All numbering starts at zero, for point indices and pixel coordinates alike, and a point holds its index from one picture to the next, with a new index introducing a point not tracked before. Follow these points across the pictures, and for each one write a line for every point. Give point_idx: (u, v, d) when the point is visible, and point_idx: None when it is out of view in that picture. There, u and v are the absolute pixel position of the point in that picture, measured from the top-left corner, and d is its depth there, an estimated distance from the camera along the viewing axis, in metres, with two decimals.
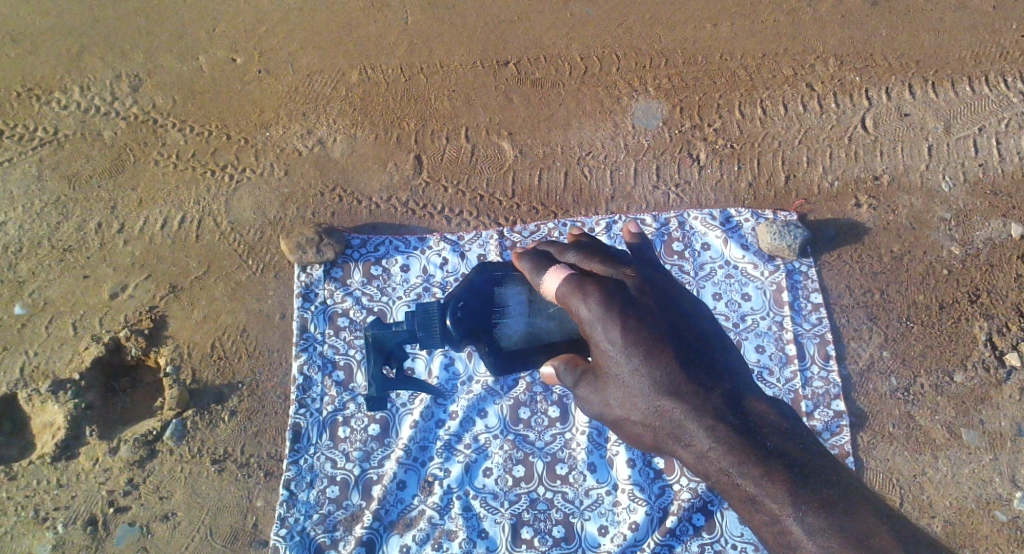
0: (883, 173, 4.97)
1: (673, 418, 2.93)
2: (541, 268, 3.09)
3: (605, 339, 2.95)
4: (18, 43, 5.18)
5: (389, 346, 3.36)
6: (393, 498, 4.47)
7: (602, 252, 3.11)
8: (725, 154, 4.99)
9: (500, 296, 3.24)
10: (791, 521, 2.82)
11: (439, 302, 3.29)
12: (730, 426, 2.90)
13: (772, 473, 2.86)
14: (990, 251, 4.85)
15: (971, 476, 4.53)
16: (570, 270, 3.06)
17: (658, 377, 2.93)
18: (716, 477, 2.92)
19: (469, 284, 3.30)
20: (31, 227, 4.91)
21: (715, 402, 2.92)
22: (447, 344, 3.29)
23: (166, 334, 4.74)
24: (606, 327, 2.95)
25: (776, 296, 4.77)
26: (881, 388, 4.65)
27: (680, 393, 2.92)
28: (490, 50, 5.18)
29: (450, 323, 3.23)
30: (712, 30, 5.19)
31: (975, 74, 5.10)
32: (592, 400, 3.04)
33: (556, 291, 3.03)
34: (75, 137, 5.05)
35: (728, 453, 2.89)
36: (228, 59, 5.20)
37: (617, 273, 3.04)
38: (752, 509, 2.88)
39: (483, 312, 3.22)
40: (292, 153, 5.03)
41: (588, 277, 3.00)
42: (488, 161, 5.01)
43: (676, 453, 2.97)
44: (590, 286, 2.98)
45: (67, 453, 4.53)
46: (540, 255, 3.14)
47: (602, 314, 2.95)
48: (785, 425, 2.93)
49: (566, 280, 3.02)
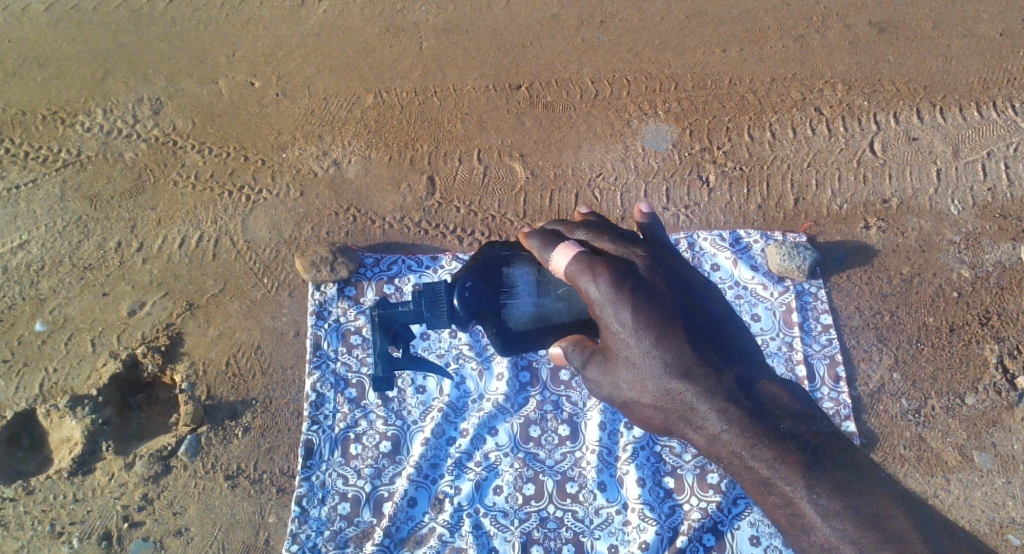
0: (892, 197, 5.01)
1: (684, 401, 3.04)
2: (549, 246, 3.23)
3: (615, 321, 3.05)
4: (44, 67, 5.33)
5: (394, 327, 3.43)
6: (404, 515, 4.50)
7: (611, 232, 3.22)
8: (734, 177, 5.05)
9: (510, 275, 3.45)
10: (803, 503, 2.91)
11: (445, 283, 3.44)
12: (741, 408, 3.02)
13: (784, 453, 2.96)
14: (1001, 274, 4.87)
15: (984, 499, 4.51)
16: (580, 248, 3.17)
17: (670, 359, 3.03)
18: (727, 459, 3.03)
19: (477, 264, 3.48)
20: (53, 246, 5.02)
21: (726, 384, 3.03)
22: (453, 323, 3.45)
23: (182, 351, 4.81)
24: (616, 308, 3.04)
25: (786, 317, 4.79)
26: (891, 410, 4.65)
27: (690, 376, 3.03)
28: (503, 75, 5.28)
29: (459, 303, 3.40)
30: (721, 55, 5.28)
31: (982, 99, 5.15)
32: (600, 383, 3.16)
33: (565, 269, 3.15)
34: (98, 159, 5.17)
35: (739, 434, 3.00)
36: (246, 83, 5.32)
37: (626, 252, 3.15)
38: (765, 491, 2.98)
39: (492, 292, 3.44)
40: (308, 174, 5.13)
41: (597, 257, 3.11)
42: (500, 183, 5.09)
43: (687, 435, 3.09)
44: (600, 266, 3.07)
45: (84, 468, 4.60)
46: (549, 234, 3.28)
47: (611, 296, 3.04)
48: (795, 409, 3.04)
49: (576, 259, 3.12)
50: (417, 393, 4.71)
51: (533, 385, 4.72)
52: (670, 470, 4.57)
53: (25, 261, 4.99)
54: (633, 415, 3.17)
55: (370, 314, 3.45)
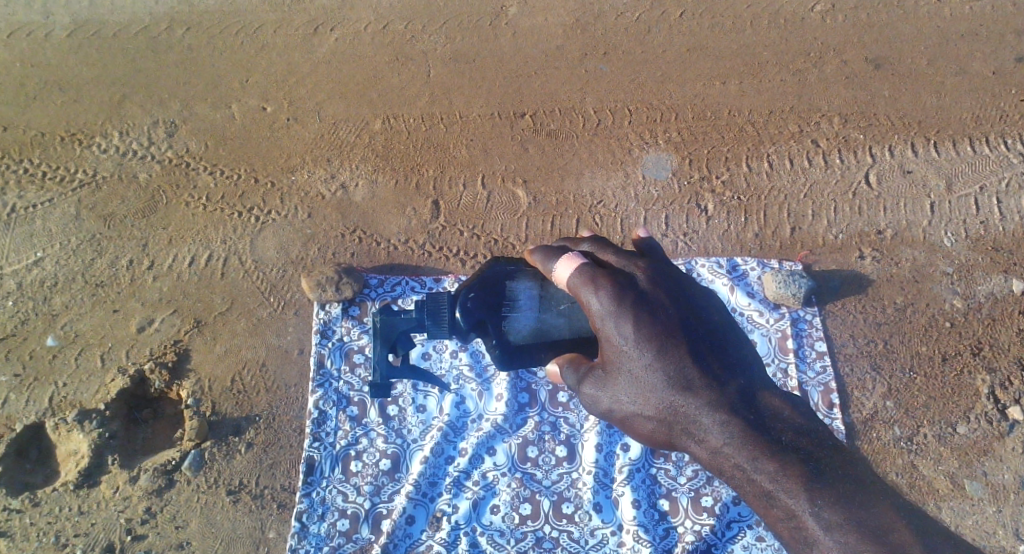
0: (886, 228, 5.11)
1: (686, 413, 3.12)
2: (554, 257, 3.34)
3: (616, 334, 3.13)
4: (64, 90, 5.51)
5: (394, 335, 3.71)
6: (402, 533, 4.55)
7: (616, 246, 3.34)
8: (732, 206, 5.16)
9: (512, 290, 3.60)
10: (807, 518, 2.98)
11: (450, 293, 3.63)
12: (742, 420, 3.10)
13: (786, 467, 3.04)
14: (992, 306, 4.95)
15: (974, 527, 4.55)
16: (583, 261, 3.27)
17: (670, 372, 3.11)
18: (730, 472, 3.11)
19: (478, 277, 3.64)
20: (67, 263, 5.15)
21: (718, 400, 3.11)
22: (454, 334, 3.62)
23: (189, 367, 4.92)
24: (617, 322, 3.13)
25: (781, 343, 4.87)
26: (884, 437, 4.71)
27: (690, 389, 3.11)
28: (508, 102, 5.43)
29: (460, 313, 3.57)
30: (721, 87, 5.42)
31: (976, 135, 5.27)
32: (599, 398, 3.21)
33: (566, 279, 3.25)
34: (113, 179, 5.32)
35: (740, 448, 3.08)
36: (259, 107, 5.48)
37: (629, 265, 3.24)
38: (767, 505, 3.06)
39: (493, 304, 3.58)
40: (316, 197, 5.26)
41: (599, 269, 3.21)
42: (503, 208, 5.21)
43: (689, 449, 3.16)
44: (602, 279, 3.17)
45: (89, 481, 4.68)
46: (554, 248, 3.39)
47: (612, 309, 3.13)
48: (798, 422, 3.12)
49: (579, 272, 3.22)
50: (417, 412, 4.79)
51: (531, 406, 4.79)
52: (665, 492, 4.63)
53: (38, 277, 5.12)
54: (630, 426, 3.24)
55: (375, 321, 3.73)
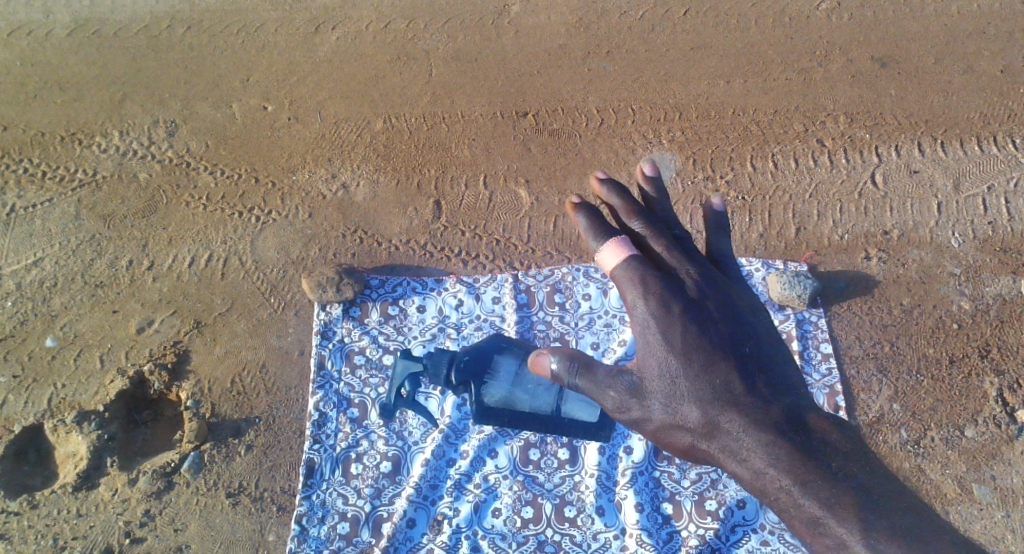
0: (892, 228, 5.05)
1: (690, 418, 3.07)
2: (601, 234, 3.19)
3: (659, 341, 3.11)
4: (64, 89, 5.47)
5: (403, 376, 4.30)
6: (402, 536, 4.51)
7: (667, 235, 3.24)
8: (736, 206, 5.11)
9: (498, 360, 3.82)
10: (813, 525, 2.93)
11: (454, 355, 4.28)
12: None
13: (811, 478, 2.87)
14: (1000, 307, 4.89)
15: (982, 532, 4.50)
16: (632, 253, 3.17)
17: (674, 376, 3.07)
18: None
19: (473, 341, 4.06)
20: (66, 263, 5.12)
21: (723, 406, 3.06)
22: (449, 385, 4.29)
23: (188, 368, 4.88)
24: (662, 330, 3.11)
25: (786, 345, 4.80)
26: (891, 441, 4.66)
27: (694, 393, 3.06)
28: (511, 102, 5.38)
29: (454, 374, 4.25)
30: (726, 86, 5.36)
31: (984, 134, 5.21)
32: (629, 408, 3.16)
33: (613, 269, 3.15)
34: (113, 179, 5.29)
35: None
36: (259, 106, 5.44)
37: (679, 267, 3.19)
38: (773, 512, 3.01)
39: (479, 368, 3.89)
40: (317, 197, 5.22)
41: (650, 271, 3.14)
42: (504, 208, 5.16)
43: (693, 453, 3.11)
44: (652, 284, 3.13)
45: (88, 483, 4.65)
46: (599, 218, 3.23)
47: (660, 318, 3.11)
48: None
49: (630, 268, 3.15)
50: (418, 414, 4.73)
51: None
52: (668, 496, 4.58)
53: (38, 277, 5.09)
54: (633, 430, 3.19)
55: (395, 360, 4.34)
